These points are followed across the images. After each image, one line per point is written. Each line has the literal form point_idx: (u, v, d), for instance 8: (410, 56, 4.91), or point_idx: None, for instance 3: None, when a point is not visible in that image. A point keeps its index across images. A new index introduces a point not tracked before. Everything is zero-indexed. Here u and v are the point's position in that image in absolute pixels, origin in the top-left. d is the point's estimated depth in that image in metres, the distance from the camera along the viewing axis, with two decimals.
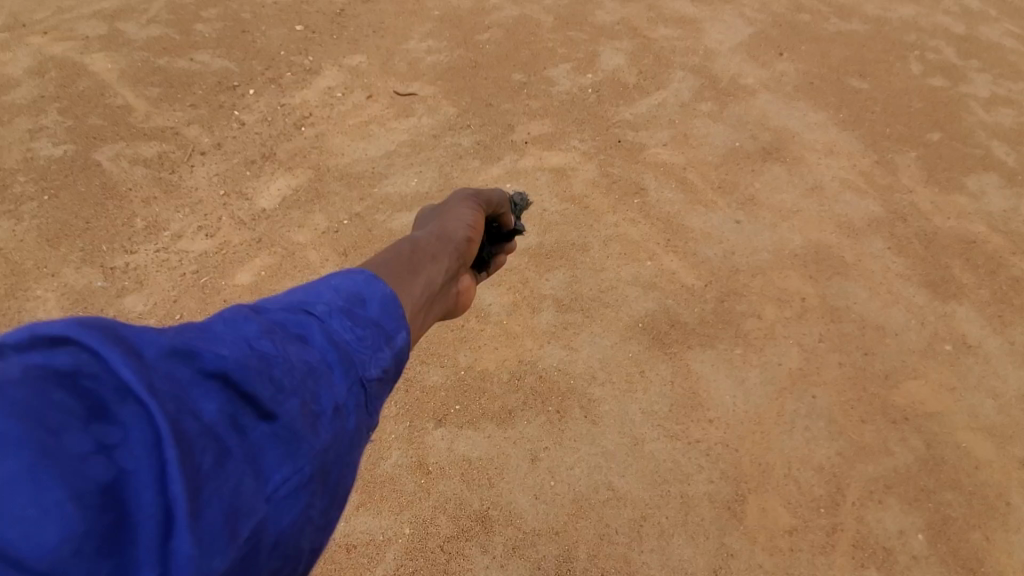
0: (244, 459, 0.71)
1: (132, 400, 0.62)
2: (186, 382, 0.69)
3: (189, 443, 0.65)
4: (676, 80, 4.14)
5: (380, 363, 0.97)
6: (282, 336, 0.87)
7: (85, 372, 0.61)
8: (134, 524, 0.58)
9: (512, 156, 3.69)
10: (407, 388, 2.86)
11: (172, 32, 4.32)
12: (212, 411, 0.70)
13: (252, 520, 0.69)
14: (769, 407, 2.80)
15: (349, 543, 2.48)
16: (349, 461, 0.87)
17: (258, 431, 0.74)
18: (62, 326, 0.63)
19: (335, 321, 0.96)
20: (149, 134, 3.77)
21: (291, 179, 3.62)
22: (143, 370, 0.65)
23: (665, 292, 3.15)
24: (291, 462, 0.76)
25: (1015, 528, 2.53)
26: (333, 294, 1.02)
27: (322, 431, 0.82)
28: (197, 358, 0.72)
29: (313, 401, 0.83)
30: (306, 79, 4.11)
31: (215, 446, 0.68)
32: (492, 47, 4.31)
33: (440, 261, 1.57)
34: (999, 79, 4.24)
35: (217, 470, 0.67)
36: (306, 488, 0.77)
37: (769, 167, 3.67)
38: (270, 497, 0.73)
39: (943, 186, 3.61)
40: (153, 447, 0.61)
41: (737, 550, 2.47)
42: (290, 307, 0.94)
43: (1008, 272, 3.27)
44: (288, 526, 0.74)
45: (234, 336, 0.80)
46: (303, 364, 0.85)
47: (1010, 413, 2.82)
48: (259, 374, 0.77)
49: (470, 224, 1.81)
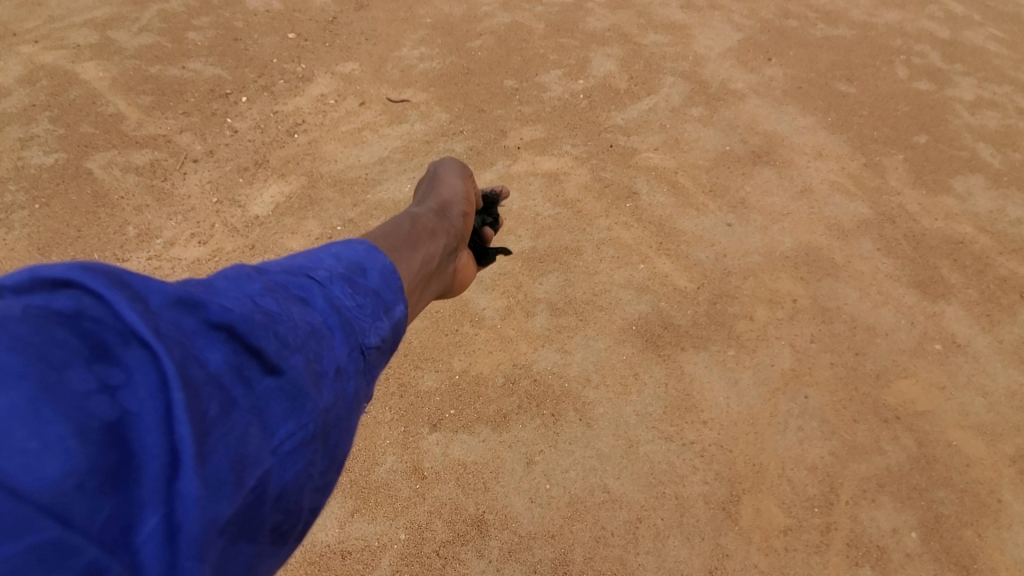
0: (249, 411, 0.79)
1: (137, 342, 0.68)
2: (192, 331, 0.77)
3: (195, 389, 0.71)
4: (666, 85, 4.18)
5: (379, 332, 1.08)
6: (284, 296, 0.96)
7: (89, 315, 0.67)
8: (140, 463, 0.63)
9: (505, 161, 3.72)
10: (401, 393, 2.85)
11: (164, 40, 4.33)
12: (217, 362, 0.77)
13: (258, 470, 0.77)
14: (762, 407, 2.82)
15: (345, 549, 2.48)
16: (348, 427, 0.97)
17: (262, 385, 0.82)
18: (65, 271, 0.69)
19: (337, 288, 1.07)
20: (141, 142, 3.77)
21: (284, 186, 3.62)
22: (148, 316, 0.71)
23: (658, 295, 3.17)
24: (295, 419, 0.85)
25: (1007, 525, 2.55)
26: (334, 261, 1.13)
27: (325, 391, 0.91)
28: (202, 310, 0.80)
29: (316, 361, 0.92)
30: (299, 86, 4.12)
31: (221, 394, 0.75)
32: (484, 53, 4.34)
33: (438, 238, 1.65)
34: (983, 82, 4.31)
35: (223, 418, 0.74)
36: (308, 446, 0.86)
37: (759, 170, 3.71)
38: (276, 450, 0.81)
39: (931, 187, 3.66)
40: (160, 388, 0.67)
41: (732, 550, 2.48)
42: (292, 271, 1.04)
43: (995, 271, 3.32)
44: (292, 479, 0.83)
45: (238, 293, 0.88)
46: (305, 324, 0.94)
47: (999, 410, 2.85)
48: (263, 330, 0.85)
49: (467, 206, 1.94)
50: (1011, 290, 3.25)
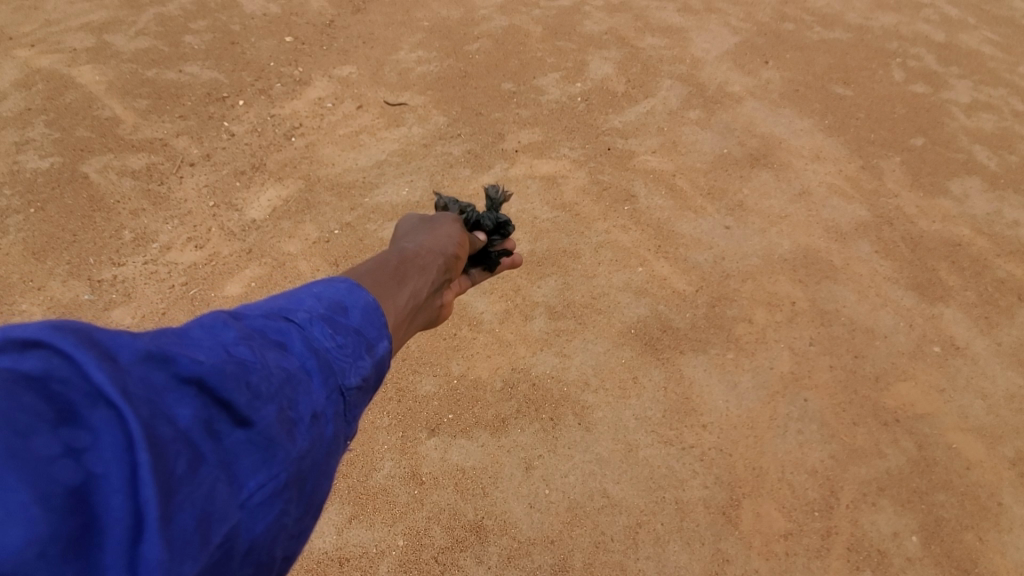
0: (218, 466, 0.70)
1: (104, 403, 0.60)
2: (161, 387, 0.68)
3: (162, 448, 0.63)
4: (664, 88, 4.19)
5: (360, 371, 0.96)
6: (261, 342, 0.85)
7: (56, 375, 0.59)
8: (101, 529, 0.56)
9: (502, 164, 3.71)
10: (400, 398, 2.83)
11: (161, 43, 4.32)
12: (186, 416, 0.68)
13: (225, 526, 0.68)
14: (761, 410, 2.81)
15: (342, 556, 2.46)
16: (326, 469, 0.87)
17: (231, 438, 0.72)
18: (36, 329, 0.61)
19: (317, 329, 0.95)
20: (137, 146, 3.75)
21: (281, 190, 3.60)
22: (116, 374, 0.63)
23: (656, 298, 3.16)
24: (266, 469, 0.75)
25: (1008, 528, 2.55)
26: (314, 301, 1.01)
27: (299, 438, 0.81)
28: (173, 363, 0.70)
29: (290, 408, 0.82)
30: (296, 89, 4.11)
31: (189, 451, 0.67)
32: (482, 57, 4.34)
33: (427, 274, 1.57)
34: (979, 85, 4.33)
35: (190, 475, 0.66)
36: (281, 496, 0.76)
37: (757, 173, 3.71)
38: (244, 504, 0.72)
39: (928, 190, 3.67)
40: (126, 451, 0.59)
41: (733, 555, 2.47)
42: (270, 314, 0.93)
43: (993, 273, 3.32)
44: (263, 532, 0.73)
45: (211, 342, 0.78)
46: (280, 371, 0.83)
47: (998, 413, 2.85)
48: (235, 381, 0.75)
49: (456, 241, 1.86)
50: (1009, 292, 3.25)
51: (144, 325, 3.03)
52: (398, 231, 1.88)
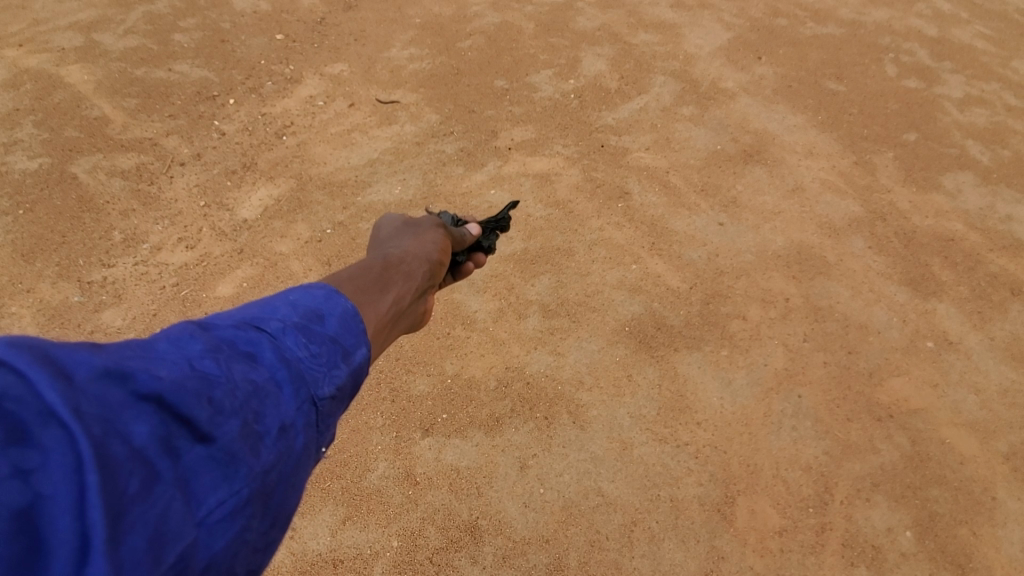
0: (176, 483, 0.68)
1: (56, 423, 0.59)
2: (118, 404, 0.66)
3: (113, 468, 0.62)
4: (657, 84, 4.17)
5: (334, 381, 0.94)
6: (228, 354, 0.84)
7: (9, 394, 0.59)
8: (46, 551, 0.54)
9: (496, 162, 3.69)
10: (393, 398, 2.82)
11: (150, 42, 4.27)
12: (144, 434, 0.67)
13: (181, 544, 0.66)
14: (755, 407, 2.81)
15: (336, 557, 2.44)
16: (295, 482, 0.85)
17: (191, 454, 0.71)
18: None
19: (289, 338, 0.93)
20: (127, 146, 3.71)
21: (273, 189, 3.57)
22: (69, 394, 0.62)
23: (651, 296, 3.16)
24: (227, 485, 0.73)
25: (1001, 523, 2.55)
26: (289, 309, 0.99)
27: (264, 452, 0.79)
28: (131, 379, 0.69)
29: (256, 421, 0.80)
30: (287, 87, 4.08)
31: (144, 469, 0.65)
32: (474, 54, 4.32)
33: (410, 280, 1.55)
34: (971, 79, 4.33)
35: (144, 493, 0.64)
36: (242, 512, 0.74)
37: (750, 169, 3.70)
38: (202, 521, 0.70)
39: (921, 185, 3.67)
40: (75, 471, 0.58)
41: (728, 552, 2.47)
42: (241, 323, 0.91)
43: (986, 268, 3.32)
44: (223, 549, 0.71)
45: (174, 355, 0.77)
46: (246, 384, 0.81)
47: (992, 407, 2.85)
48: (196, 396, 0.73)
49: (440, 246, 1.84)
50: (1002, 286, 3.26)
51: (135, 327, 3.00)
52: (383, 234, 1.87)
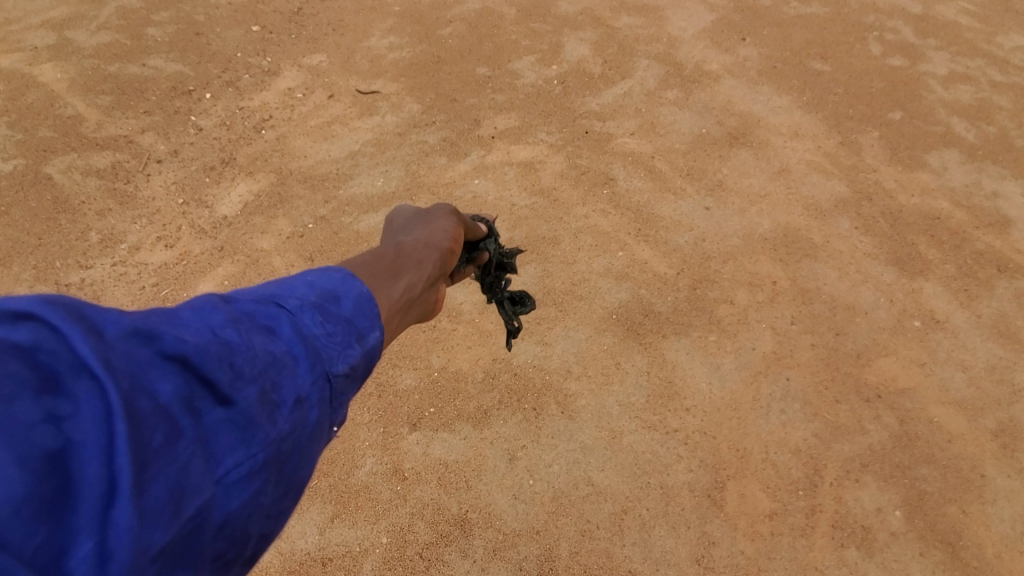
0: (197, 441, 0.68)
1: (87, 374, 0.60)
2: (145, 361, 0.67)
3: (140, 420, 0.63)
4: (641, 68, 4.11)
5: (348, 360, 0.91)
6: (250, 324, 0.83)
7: (42, 346, 0.60)
8: (74, 494, 0.56)
9: (478, 152, 3.64)
10: (380, 393, 2.78)
11: (124, 37, 4.15)
12: (169, 391, 0.68)
13: (199, 500, 0.67)
14: (744, 391, 2.80)
15: (325, 556, 2.42)
16: (307, 454, 0.84)
17: (213, 416, 0.71)
18: (23, 301, 0.62)
19: (307, 316, 0.90)
20: (102, 144, 3.62)
21: (252, 184, 3.50)
22: (100, 346, 0.63)
23: (638, 282, 3.12)
24: (245, 448, 0.73)
25: (991, 500, 2.56)
26: (307, 289, 0.96)
27: (282, 421, 0.78)
28: (158, 338, 0.70)
29: (274, 390, 0.79)
30: (265, 80, 3.99)
31: (169, 424, 0.66)
32: (454, 41, 4.23)
33: (423, 268, 1.49)
34: (956, 56, 4.30)
35: (168, 448, 0.65)
36: (258, 475, 0.74)
37: (736, 152, 3.67)
38: (221, 481, 0.70)
39: (906, 164, 3.65)
40: (104, 421, 0.59)
41: (719, 538, 2.47)
42: (261, 299, 0.88)
43: (972, 246, 3.32)
44: (237, 509, 0.72)
45: (199, 321, 0.77)
46: (268, 353, 0.81)
47: (980, 385, 2.85)
48: (219, 359, 0.74)
49: (452, 235, 1.76)
50: (988, 263, 3.25)
51: None
52: (396, 225, 1.80)
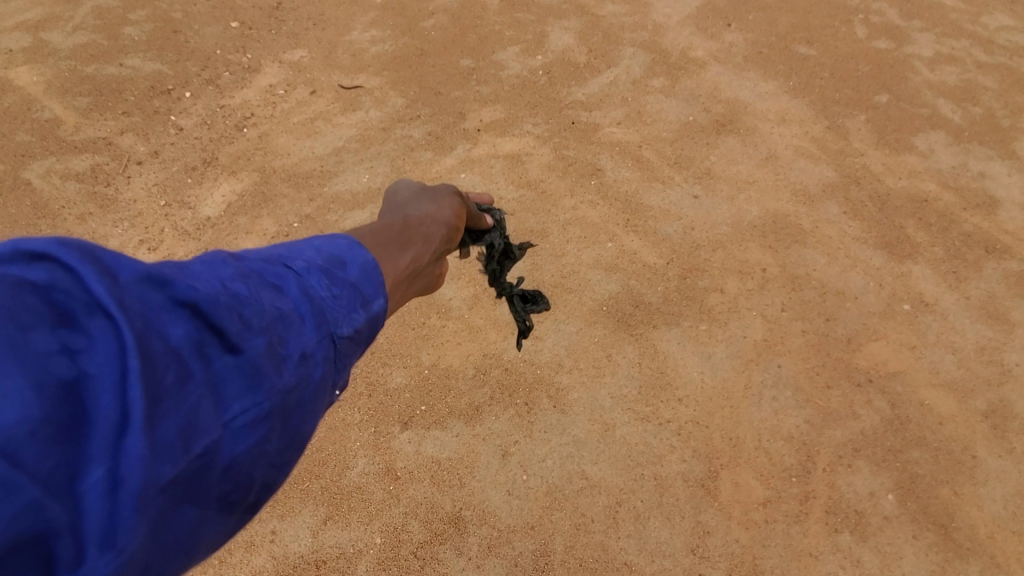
0: (205, 386, 0.69)
1: (100, 312, 0.60)
2: (157, 306, 0.67)
3: (152, 360, 0.63)
4: (626, 56, 4.06)
5: (353, 322, 0.92)
6: (258, 280, 0.83)
7: (58, 286, 0.59)
8: (88, 422, 0.56)
9: (464, 145, 3.59)
10: (370, 393, 2.75)
11: (100, 37, 4.06)
12: (179, 335, 0.68)
13: (207, 440, 0.68)
14: (736, 379, 2.79)
15: (319, 558, 2.39)
16: (311, 410, 0.86)
17: (221, 362, 0.71)
18: (43, 243, 0.61)
19: (313, 277, 0.91)
20: (81, 147, 3.55)
21: (235, 184, 3.43)
22: (115, 287, 0.63)
23: (628, 273, 3.10)
24: (252, 396, 0.74)
25: (983, 481, 2.57)
26: (313, 253, 0.96)
27: (287, 373, 0.79)
28: (171, 285, 0.69)
29: (282, 344, 0.80)
30: (246, 78, 3.92)
31: (179, 366, 0.66)
32: (437, 33, 4.16)
33: (430, 243, 1.44)
34: (941, 37, 4.28)
35: (177, 389, 0.65)
36: (263, 423, 0.76)
37: (724, 139, 3.61)
38: (227, 425, 0.71)
39: (893, 147, 3.64)
40: (118, 356, 0.59)
41: (713, 527, 2.46)
42: (270, 258, 0.89)
43: (960, 228, 3.31)
44: (243, 453, 0.73)
45: (209, 274, 0.77)
46: (275, 308, 0.81)
47: (970, 366, 2.86)
48: (230, 309, 0.74)
49: (456, 210, 1.70)
50: (976, 245, 3.26)
51: None
52: (398, 197, 1.72)
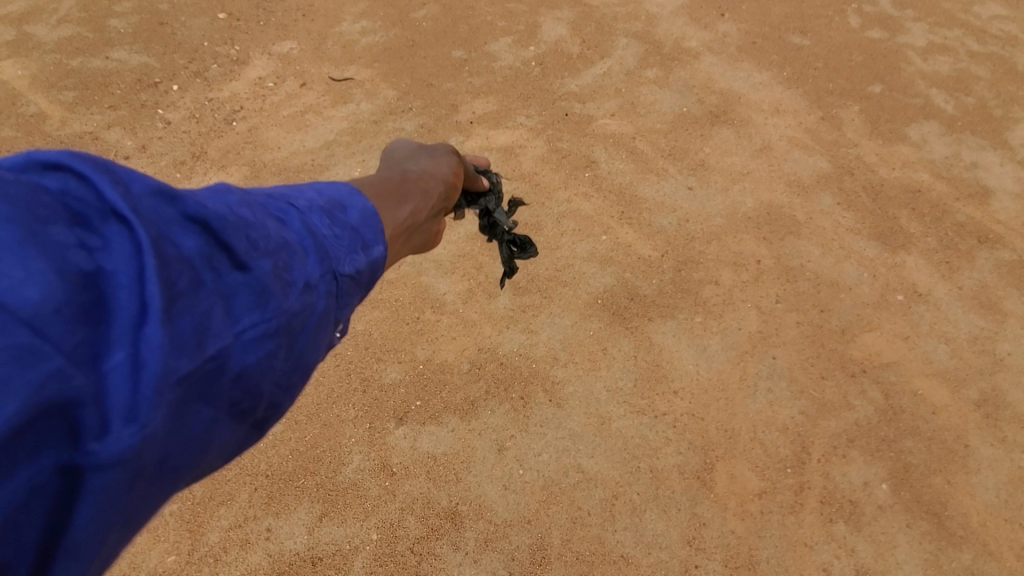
0: (217, 295, 0.70)
1: (115, 218, 0.62)
2: (167, 218, 0.68)
3: (166, 262, 0.64)
4: (620, 47, 4.03)
5: (354, 262, 0.91)
6: (262, 210, 0.82)
7: (71, 191, 0.62)
8: (110, 308, 0.59)
9: (457, 138, 3.56)
10: (365, 388, 2.73)
11: (85, 30, 3.98)
12: (190, 247, 0.69)
13: (220, 344, 0.68)
14: (731, 371, 2.80)
15: (315, 555, 2.38)
16: (316, 338, 0.84)
17: (231, 277, 0.72)
18: (56, 152, 0.64)
19: (315, 215, 0.90)
20: (67, 142, 3.48)
21: (225, 179, 3.39)
22: (127, 194, 0.65)
23: (622, 266, 3.09)
24: (261, 311, 0.74)
25: (975, 469, 2.59)
26: (315, 194, 0.94)
27: (293, 296, 0.79)
28: (180, 200, 0.70)
29: (286, 270, 0.79)
30: (234, 70, 3.85)
31: (191, 272, 0.67)
32: (429, 24, 4.11)
33: (429, 198, 1.38)
34: (934, 27, 4.27)
35: (191, 292, 0.66)
36: (272, 339, 0.75)
37: (717, 131, 3.62)
38: (239, 335, 0.71)
39: (887, 137, 3.63)
40: (135, 254, 0.61)
41: (709, 518, 2.47)
42: (271, 195, 0.88)
43: (953, 218, 3.32)
44: (254, 365, 0.73)
45: (215, 198, 0.77)
46: (279, 237, 0.81)
47: (962, 356, 2.88)
48: (237, 228, 0.74)
49: (454, 169, 1.64)
50: (969, 235, 3.26)
51: None
52: (397, 152, 1.63)
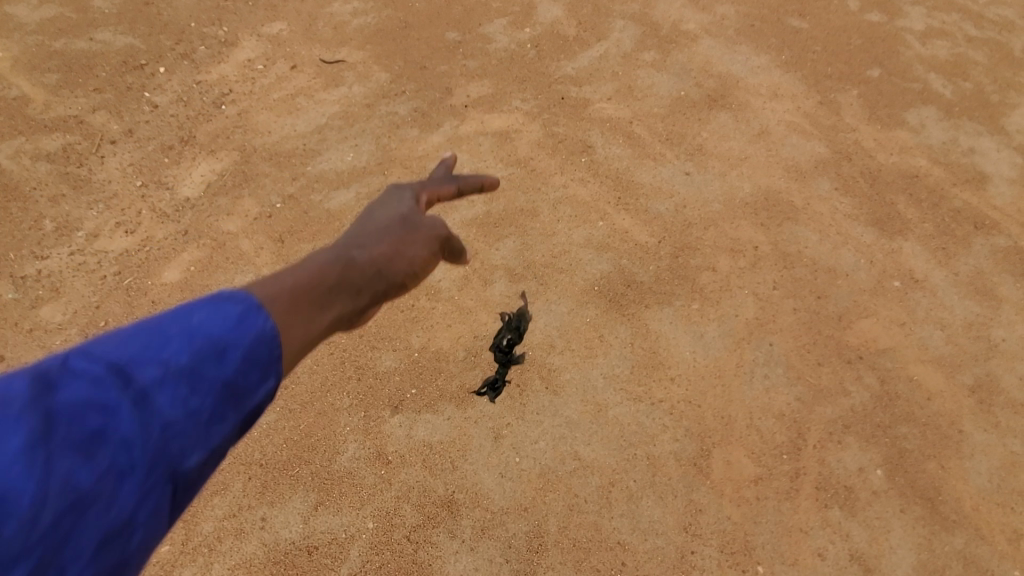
0: (175, 453, 0.70)
1: (47, 441, 0.63)
2: (105, 405, 0.67)
3: (113, 456, 0.66)
4: (617, 29, 3.95)
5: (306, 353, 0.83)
6: (202, 326, 0.75)
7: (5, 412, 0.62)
8: (77, 512, 0.62)
9: (451, 122, 3.49)
10: (359, 376, 2.70)
11: (68, 10, 3.85)
12: (130, 427, 0.67)
13: (189, 485, 0.72)
14: (728, 358, 2.79)
15: (311, 544, 2.37)
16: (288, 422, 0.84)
17: (185, 429, 0.71)
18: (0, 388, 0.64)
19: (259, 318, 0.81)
20: (51, 126, 3.38)
21: (215, 164, 3.31)
22: (54, 406, 0.65)
23: (619, 252, 3.07)
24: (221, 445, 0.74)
25: (969, 454, 2.61)
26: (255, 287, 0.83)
27: (250, 413, 0.77)
28: (114, 384, 0.68)
29: (239, 395, 0.76)
30: (222, 52, 3.75)
31: (141, 451, 0.67)
32: (421, 5, 4.01)
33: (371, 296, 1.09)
34: (933, 10, 4.22)
35: (144, 465, 0.68)
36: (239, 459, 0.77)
37: (715, 115, 3.58)
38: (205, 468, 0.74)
39: (885, 122, 3.60)
40: (85, 465, 0.63)
41: (706, 504, 2.48)
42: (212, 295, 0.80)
43: (950, 204, 3.31)
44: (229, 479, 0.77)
45: (147, 348, 0.72)
46: (224, 361, 0.75)
47: (957, 342, 2.88)
48: (176, 384, 0.71)
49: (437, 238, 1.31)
50: (966, 221, 3.25)
51: (77, 325, 2.77)
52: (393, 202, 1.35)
